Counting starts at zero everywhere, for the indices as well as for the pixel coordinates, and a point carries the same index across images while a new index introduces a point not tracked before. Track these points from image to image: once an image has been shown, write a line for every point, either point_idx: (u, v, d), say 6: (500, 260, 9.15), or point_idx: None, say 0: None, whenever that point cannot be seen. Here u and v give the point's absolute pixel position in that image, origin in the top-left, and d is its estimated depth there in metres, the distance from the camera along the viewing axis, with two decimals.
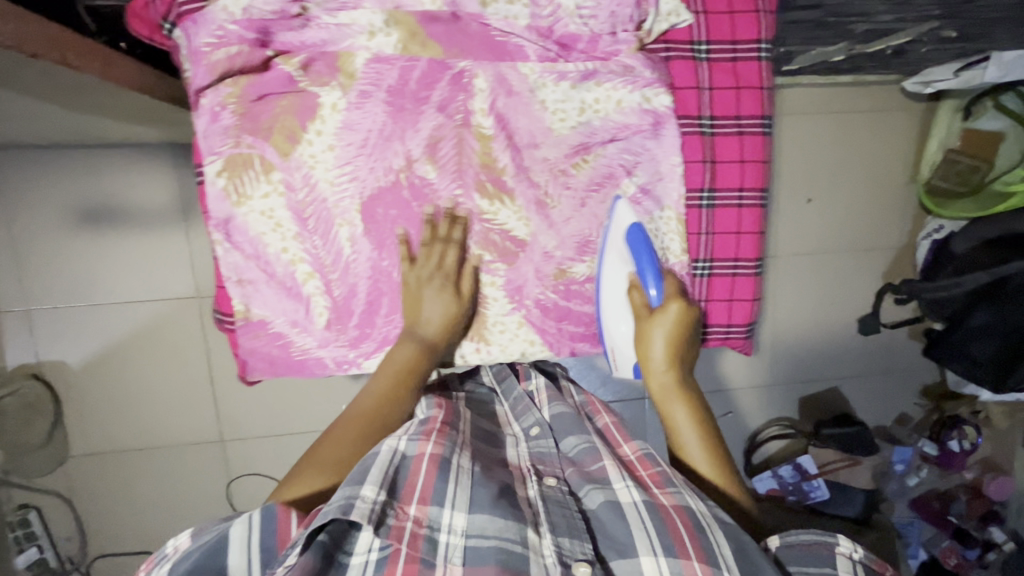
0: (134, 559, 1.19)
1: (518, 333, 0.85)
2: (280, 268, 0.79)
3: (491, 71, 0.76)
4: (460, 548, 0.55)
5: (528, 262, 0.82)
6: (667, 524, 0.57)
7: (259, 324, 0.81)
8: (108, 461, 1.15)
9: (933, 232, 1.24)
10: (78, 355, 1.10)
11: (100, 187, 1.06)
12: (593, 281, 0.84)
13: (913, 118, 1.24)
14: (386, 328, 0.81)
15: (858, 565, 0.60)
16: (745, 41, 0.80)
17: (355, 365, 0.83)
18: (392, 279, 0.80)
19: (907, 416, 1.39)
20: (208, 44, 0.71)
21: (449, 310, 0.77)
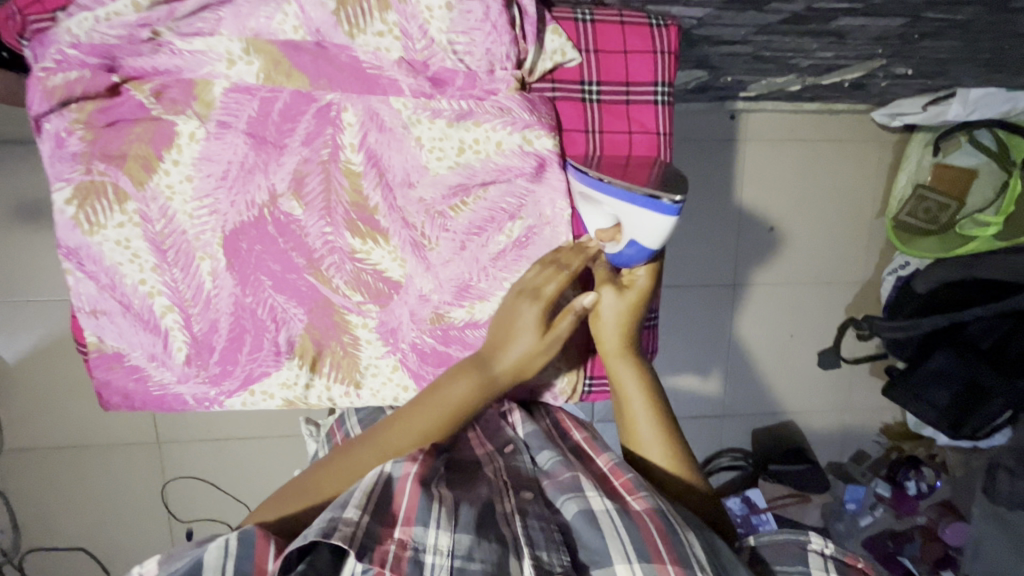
0: (68, 554, 1.19)
1: (392, 378, 0.66)
2: (137, 300, 0.62)
3: (360, 104, 0.59)
4: (445, 570, 0.49)
5: (403, 304, 0.63)
6: (642, 532, 0.53)
7: (115, 357, 0.64)
8: (44, 457, 1.15)
9: (899, 268, 1.21)
10: (14, 352, 1.10)
11: (38, 186, 1.04)
12: (478, 327, 0.64)
13: (885, 149, 1.19)
14: (251, 365, 0.65)
15: (829, 561, 0.58)
16: (640, 85, 0.63)
17: (218, 403, 0.66)
18: (259, 317, 0.63)
19: (865, 453, 1.35)
20: (43, 67, 0.56)
21: (530, 348, 0.60)
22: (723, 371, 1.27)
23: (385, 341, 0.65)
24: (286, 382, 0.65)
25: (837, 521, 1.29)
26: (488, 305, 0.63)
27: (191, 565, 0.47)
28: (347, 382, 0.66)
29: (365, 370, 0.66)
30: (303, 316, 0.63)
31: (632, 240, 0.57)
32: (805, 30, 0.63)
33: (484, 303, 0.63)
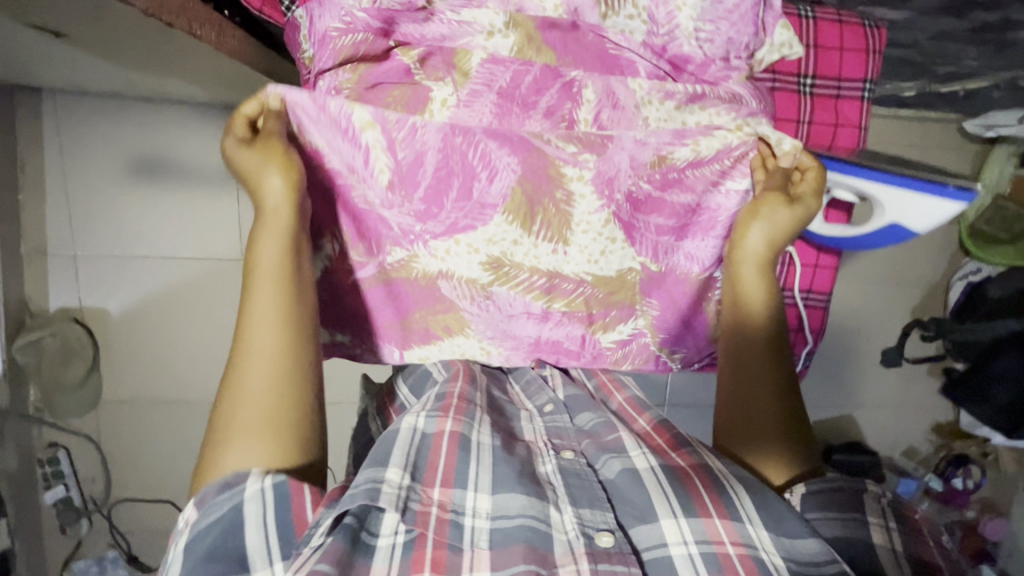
0: (154, 506, 1.22)
1: (602, 234, 0.72)
2: (338, 111, 0.62)
3: (601, 83, 0.65)
4: (485, 532, 0.55)
5: (621, 149, 0.67)
6: (686, 487, 0.60)
7: (310, 155, 0.65)
8: (136, 410, 1.17)
9: (970, 274, 1.26)
10: (118, 305, 1.12)
11: (154, 142, 1.06)
12: (694, 167, 0.71)
13: (966, 158, 1.24)
14: (454, 213, 0.68)
15: (886, 507, 0.61)
16: (850, 79, 0.77)
17: (420, 240, 0.70)
18: (467, 157, 0.65)
19: (916, 450, 1.42)
20: (336, 28, 0.62)
21: (278, 165, 0.60)
22: None
23: (599, 194, 0.69)
24: (494, 238, 0.70)
25: None
26: (712, 141, 0.69)
27: (231, 517, 0.50)
28: (556, 240, 0.71)
29: (576, 227, 0.71)
30: (516, 166, 0.66)
31: (892, 222, 0.74)
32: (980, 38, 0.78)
33: (709, 138, 0.69)
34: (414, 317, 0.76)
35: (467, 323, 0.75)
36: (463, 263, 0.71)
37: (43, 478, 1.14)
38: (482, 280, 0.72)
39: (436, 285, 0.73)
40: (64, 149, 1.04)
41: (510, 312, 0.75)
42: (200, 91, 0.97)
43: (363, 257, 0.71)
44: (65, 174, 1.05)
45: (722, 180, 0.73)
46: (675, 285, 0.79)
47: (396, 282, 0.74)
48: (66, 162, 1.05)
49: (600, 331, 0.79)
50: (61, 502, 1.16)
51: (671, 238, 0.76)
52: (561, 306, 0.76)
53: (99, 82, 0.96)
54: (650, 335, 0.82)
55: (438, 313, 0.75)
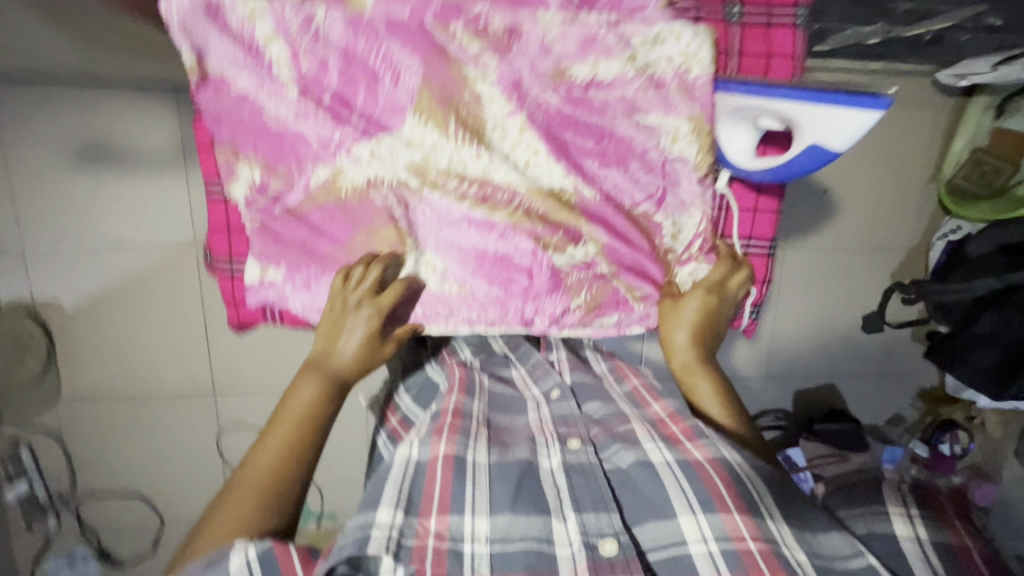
0: (122, 503, 1.20)
1: (520, 141, 0.78)
2: (239, 23, 0.70)
3: (507, 16, 0.73)
4: (486, 557, 0.59)
5: (522, 55, 0.75)
6: (705, 482, 0.64)
7: (220, 82, 0.73)
8: (99, 406, 1.15)
9: (950, 233, 1.21)
10: (73, 298, 1.09)
11: (96, 127, 1.03)
12: (592, 87, 0.77)
13: (941, 114, 1.19)
14: (371, 115, 0.76)
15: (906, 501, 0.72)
16: (783, 11, 0.87)
17: (344, 150, 0.77)
18: (368, 63, 0.73)
19: (902, 416, 1.39)
20: None
21: (365, 335, 0.75)
22: (770, 332, 1.29)
23: (508, 98, 0.76)
24: (413, 141, 0.77)
25: None
26: (614, 64, 0.76)
27: None
28: (477, 143, 0.77)
29: (493, 132, 0.78)
30: (417, 68, 0.74)
31: (812, 143, 0.72)
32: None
33: (608, 60, 0.75)
34: (357, 242, 0.81)
35: (410, 239, 0.80)
36: (390, 166, 0.78)
37: (6, 476, 1.13)
38: (413, 184, 0.79)
39: (368, 198, 0.79)
40: (4, 138, 1.01)
41: (452, 221, 0.80)
42: (130, 70, 0.93)
43: (285, 185, 0.80)
44: (7, 164, 1.02)
45: (633, 113, 0.79)
46: (617, 219, 0.83)
47: (329, 206, 0.80)
48: (6, 151, 1.01)
49: (553, 247, 0.82)
50: (25, 500, 1.15)
51: (595, 163, 0.81)
52: (501, 217, 0.80)
53: (31, 67, 0.92)
54: (603, 262, 0.84)
55: (375, 233, 0.80)
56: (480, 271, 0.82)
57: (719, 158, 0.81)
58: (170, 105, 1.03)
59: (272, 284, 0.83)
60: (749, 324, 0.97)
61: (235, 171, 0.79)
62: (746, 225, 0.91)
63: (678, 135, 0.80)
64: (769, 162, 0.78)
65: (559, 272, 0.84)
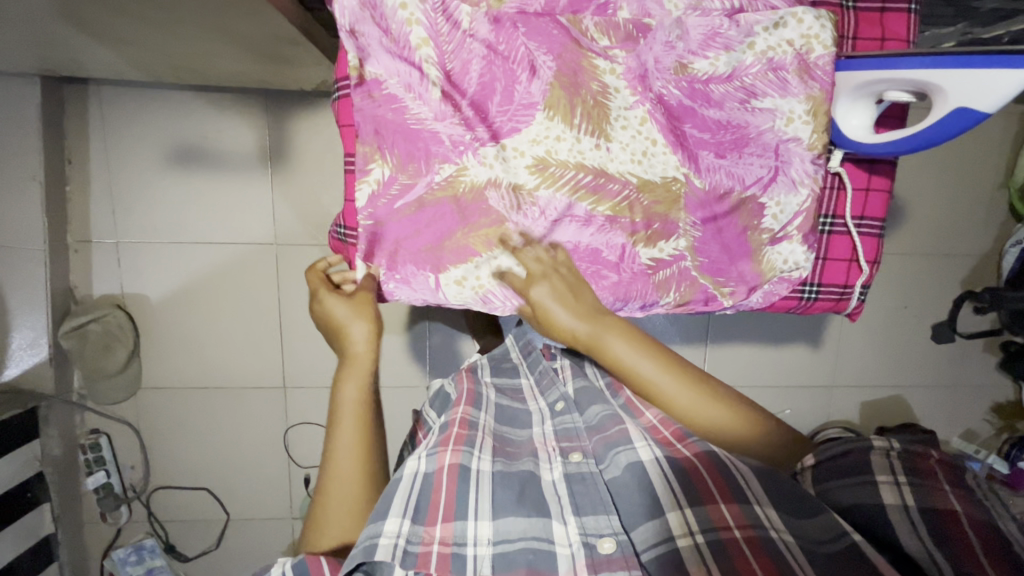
0: (189, 495, 1.23)
1: (641, 132, 0.73)
2: (394, 23, 0.66)
3: (635, 5, 0.70)
4: (488, 558, 0.63)
5: (647, 50, 0.71)
6: (692, 474, 0.66)
7: (374, 85, 0.67)
8: (176, 397, 1.19)
9: (1023, 239, 1.18)
10: (159, 291, 1.14)
11: (196, 129, 1.10)
12: (718, 80, 0.73)
13: (1010, 121, 1.20)
14: (499, 121, 0.70)
15: (893, 460, 0.63)
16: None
17: (469, 151, 0.69)
18: (509, 64, 0.69)
19: (973, 432, 1.34)
20: None
21: (371, 323, 0.75)
22: (835, 338, 1.27)
23: (633, 89, 0.72)
24: (537, 138, 0.70)
25: None
26: (733, 55, 0.72)
27: None
28: (597, 135, 0.72)
29: (614, 122, 0.72)
30: (552, 63, 0.69)
31: (957, 108, 0.63)
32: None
33: (728, 53, 0.72)
34: (460, 235, 0.71)
35: (512, 236, 0.72)
36: (511, 168, 0.70)
37: (85, 464, 1.17)
38: (529, 185, 0.71)
39: (483, 197, 0.71)
40: (109, 140, 1.09)
41: (555, 217, 0.73)
42: (232, 76, 1.00)
43: (411, 180, 0.69)
44: (110, 164, 1.10)
45: (751, 99, 0.74)
46: (721, 207, 0.76)
47: (444, 202, 0.70)
48: (110, 152, 1.09)
49: (643, 242, 0.75)
50: (101, 488, 1.18)
51: (712, 154, 0.75)
52: (605, 209, 0.73)
53: (143, 74, 1.00)
54: (693, 260, 0.78)
55: (480, 227, 0.71)
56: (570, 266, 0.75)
57: (833, 135, 0.76)
58: (263, 111, 1.10)
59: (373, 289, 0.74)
60: (855, 309, 0.85)
61: (367, 167, 0.69)
62: (856, 206, 0.81)
63: (793, 116, 0.74)
64: (897, 134, 0.69)
65: (644, 270, 0.76)
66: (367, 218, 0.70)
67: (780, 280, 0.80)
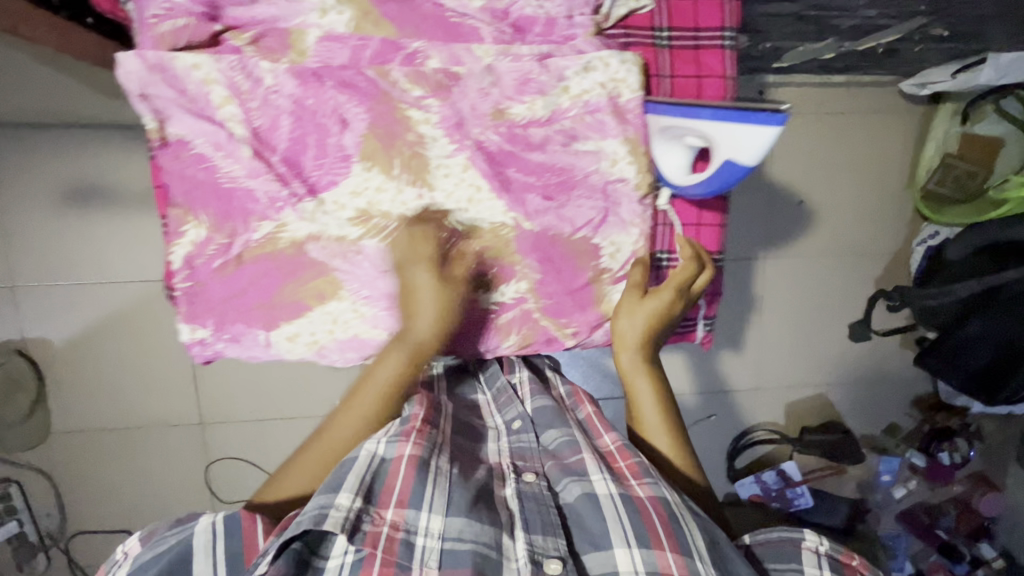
0: (111, 538, 1.20)
1: (463, 179, 0.76)
2: (190, 85, 0.69)
3: (444, 52, 0.72)
4: (436, 552, 0.57)
5: (463, 96, 0.74)
6: (645, 520, 0.60)
7: (179, 145, 0.72)
8: (87, 440, 1.16)
9: (928, 239, 1.21)
10: (62, 335, 1.11)
11: (86, 168, 1.07)
12: (540, 124, 0.76)
13: (910, 120, 1.22)
14: (316, 175, 0.74)
15: (823, 558, 0.65)
16: (708, 29, 0.76)
17: (287, 207, 0.75)
18: (317, 120, 0.72)
19: (898, 425, 1.35)
20: (154, 15, 0.66)
21: (441, 303, 0.70)
22: (757, 343, 1.28)
23: (449, 138, 0.75)
24: (355, 190, 0.75)
25: (872, 494, 1.33)
26: (549, 100, 0.75)
27: (180, 550, 0.57)
28: (419, 185, 0.75)
29: (435, 171, 0.76)
30: (365, 115, 0.73)
31: (728, 160, 0.69)
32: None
33: (544, 98, 0.75)
34: (280, 296, 0.78)
35: (341, 285, 0.78)
36: (332, 222, 0.76)
37: None
38: (351, 236, 0.76)
39: (305, 250, 0.76)
40: None
41: (381, 268, 0.77)
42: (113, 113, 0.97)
43: (228, 238, 0.75)
44: None
45: (572, 142, 0.77)
46: (555, 248, 0.81)
47: (264, 260, 0.76)
48: None
49: (488, 286, 0.81)
50: (16, 537, 1.16)
51: (540, 198, 0.79)
52: (434, 258, 0.78)
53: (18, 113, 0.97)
54: (534, 300, 0.83)
55: (310, 281, 0.78)
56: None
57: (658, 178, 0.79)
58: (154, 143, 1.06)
59: (200, 346, 0.79)
60: (704, 339, 0.94)
61: (182, 230, 0.75)
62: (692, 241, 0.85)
63: (615, 159, 0.78)
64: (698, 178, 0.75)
65: (489, 312, 0.83)
66: (186, 279, 0.76)
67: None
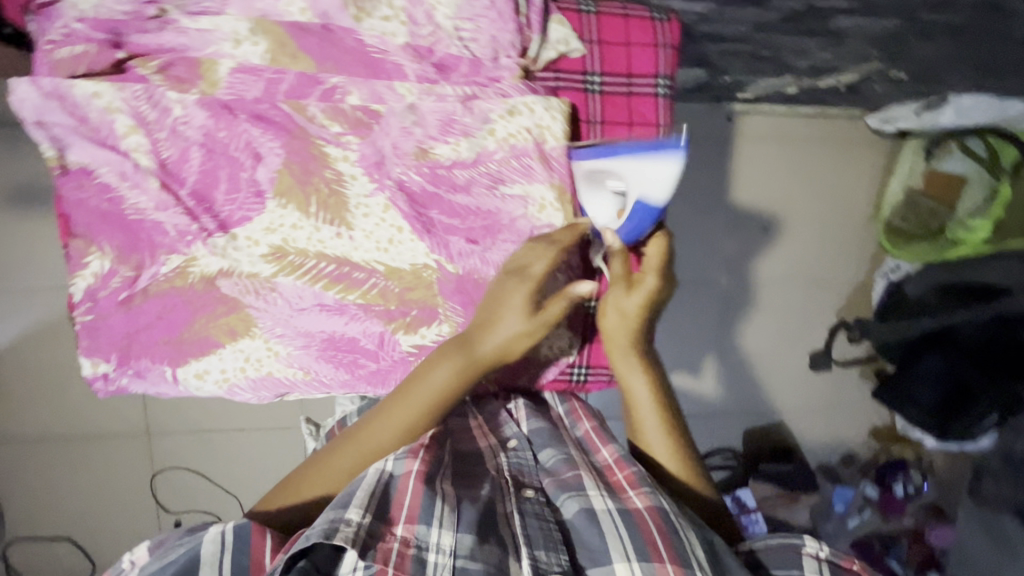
0: (47, 546, 1.17)
1: (384, 220, 0.71)
2: (93, 114, 0.67)
3: (365, 88, 0.69)
4: (447, 569, 0.52)
5: (384, 135, 0.70)
6: (643, 532, 0.57)
7: (82, 173, 0.69)
8: (28, 445, 1.13)
9: (889, 272, 1.21)
10: (4, 337, 1.08)
11: (34, 169, 1.04)
12: (460, 165, 0.72)
13: (877, 153, 1.22)
14: (227, 209, 0.70)
15: (824, 563, 0.61)
16: (641, 76, 0.77)
17: (196, 241, 0.69)
18: (228, 151, 0.69)
19: (855, 456, 1.35)
20: (50, 41, 0.66)
21: (518, 329, 0.66)
22: (718, 369, 1.27)
23: (370, 176, 0.71)
24: (270, 226, 0.69)
25: (825, 523, 1.28)
26: (473, 141, 0.71)
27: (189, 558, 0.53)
28: (337, 224, 0.70)
29: (355, 210, 0.70)
30: (279, 150, 0.69)
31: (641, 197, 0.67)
32: None
33: (468, 139, 0.71)
34: (192, 329, 0.70)
35: (254, 322, 0.70)
36: (243, 258, 0.70)
37: None
38: (264, 272, 0.70)
39: (215, 285, 0.70)
40: None
41: (300, 306, 0.70)
42: None
43: (134, 271, 0.70)
44: None
45: (497, 185, 0.72)
46: (481, 293, 0.72)
47: (170, 293, 0.70)
48: None
49: (402, 329, 0.72)
50: None
51: (464, 240, 0.72)
52: (356, 298, 0.71)
53: None
54: None
55: (218, 317, 0.70)
56: (324, 355, 0.71)
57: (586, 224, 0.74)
58: None
59: (103, 381, 0.72)
60: None
61: (85, 261, 0.70)
62: None
63: (543, 204, 0.72)
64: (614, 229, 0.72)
65: (406, 357, 0.72)
66: (86, 311, 0.70)
67: (549, 363, 0.80)
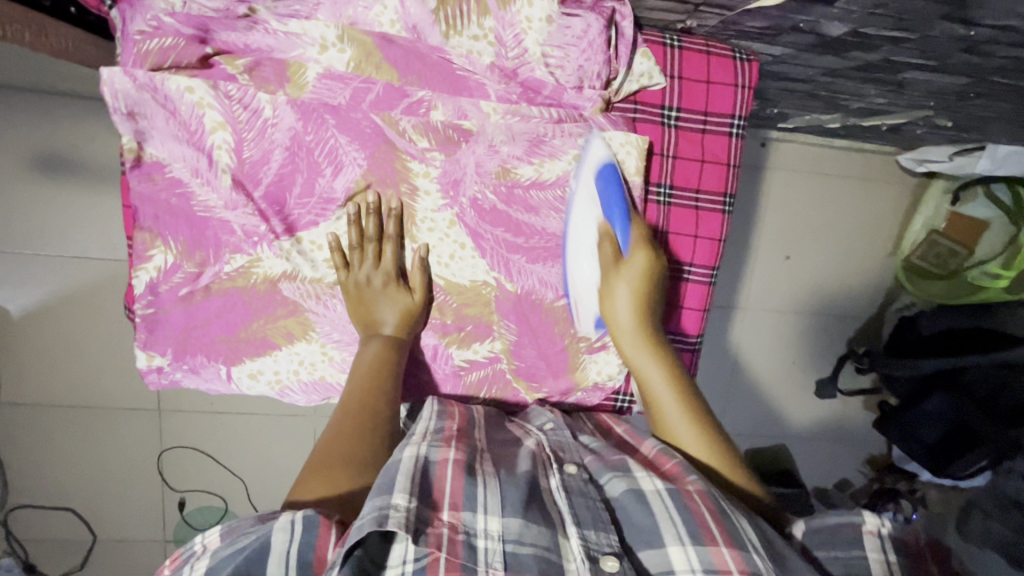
0: (50, 514, 1.17)
1: (448, 235, 0.73)
2: (184, 108, 0.67)
3: (450, 104, 0.70)
4: (499, 554, 0.49)
5: (470, 154, 0.72)
6: (694, 514, 0.53)
7: (154, 167, 0.69)
8: (38, 415, 1.12)
9: (902, 309, 1.25)
10: (20, 305, 1.06)
11: (64, 136, 1.02)
12: (539, 187, 0.73)
13: (904, 191, 1.24)
14: (298, 213, 0.71)
15: (886, 540, 0.56)
16: (718, 115, 0.77)
17: (263, 242, 0.71)
18: (312, 157, 0.69)
19: (848, 482, 1.39)
20: (141, 32, 0.65)
21: (402, 304, 0.72)
22: (728, 390, 1.29)
23: (443, 194, 0.72)
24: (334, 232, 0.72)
25: None
26: (558, 164, 0.73)
27: (257, 547, 0.46)
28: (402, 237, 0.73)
29: (421, 224, 0.73)
30: (363, 161, 0.70)
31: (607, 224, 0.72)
32: (873, 77, 0.81)
33: (552, 162, 0.73)
34: (251, 328, 0.74)
35: (312, 327, 0.74)
36: (307, 262, 0.72)
37: None
38: (327, 279, 0.73)
39: (277, 288, 0.72)
40: None
41: None
42: None
43: (197, 268, 0.72)
44: None
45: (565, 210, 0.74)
46: (535, 313, 0.76)
47: (232, 292, 0.72)
48: None
49: (456, 344, 0.76)
50: None
51: (524, 259, 0.74)
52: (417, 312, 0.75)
53: None
54: (507, 360, 0.78)
55: (278, 319, 0.73)
56: None
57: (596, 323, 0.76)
58: None
59: (157, 373, 0.76)
60: None
61: (148, 253, 0.71)
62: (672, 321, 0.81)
63: None
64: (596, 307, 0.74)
65: (458, 370, 0.77)
66: (146, 305, 0.72)
67: (595, 389, 0.80)
